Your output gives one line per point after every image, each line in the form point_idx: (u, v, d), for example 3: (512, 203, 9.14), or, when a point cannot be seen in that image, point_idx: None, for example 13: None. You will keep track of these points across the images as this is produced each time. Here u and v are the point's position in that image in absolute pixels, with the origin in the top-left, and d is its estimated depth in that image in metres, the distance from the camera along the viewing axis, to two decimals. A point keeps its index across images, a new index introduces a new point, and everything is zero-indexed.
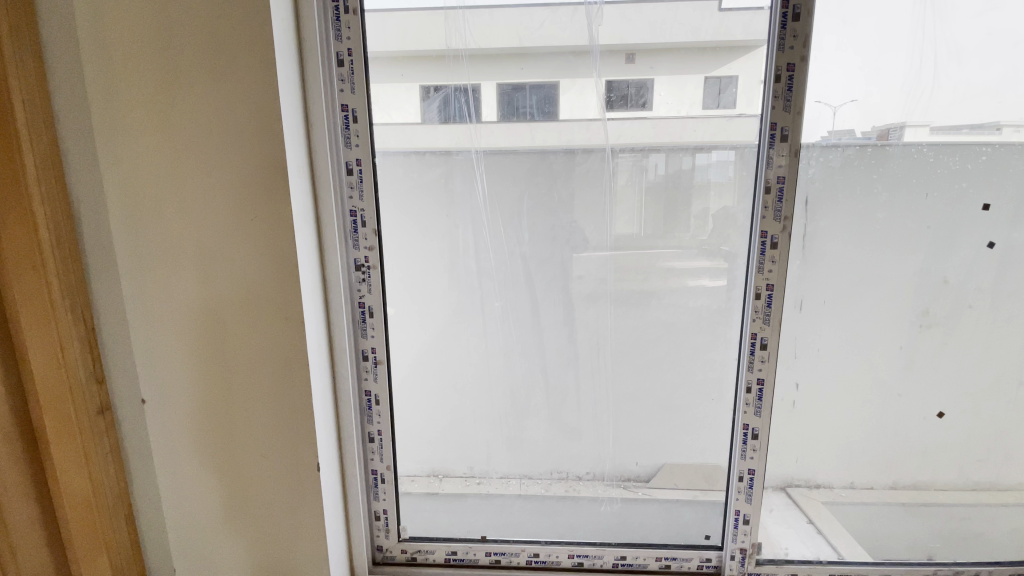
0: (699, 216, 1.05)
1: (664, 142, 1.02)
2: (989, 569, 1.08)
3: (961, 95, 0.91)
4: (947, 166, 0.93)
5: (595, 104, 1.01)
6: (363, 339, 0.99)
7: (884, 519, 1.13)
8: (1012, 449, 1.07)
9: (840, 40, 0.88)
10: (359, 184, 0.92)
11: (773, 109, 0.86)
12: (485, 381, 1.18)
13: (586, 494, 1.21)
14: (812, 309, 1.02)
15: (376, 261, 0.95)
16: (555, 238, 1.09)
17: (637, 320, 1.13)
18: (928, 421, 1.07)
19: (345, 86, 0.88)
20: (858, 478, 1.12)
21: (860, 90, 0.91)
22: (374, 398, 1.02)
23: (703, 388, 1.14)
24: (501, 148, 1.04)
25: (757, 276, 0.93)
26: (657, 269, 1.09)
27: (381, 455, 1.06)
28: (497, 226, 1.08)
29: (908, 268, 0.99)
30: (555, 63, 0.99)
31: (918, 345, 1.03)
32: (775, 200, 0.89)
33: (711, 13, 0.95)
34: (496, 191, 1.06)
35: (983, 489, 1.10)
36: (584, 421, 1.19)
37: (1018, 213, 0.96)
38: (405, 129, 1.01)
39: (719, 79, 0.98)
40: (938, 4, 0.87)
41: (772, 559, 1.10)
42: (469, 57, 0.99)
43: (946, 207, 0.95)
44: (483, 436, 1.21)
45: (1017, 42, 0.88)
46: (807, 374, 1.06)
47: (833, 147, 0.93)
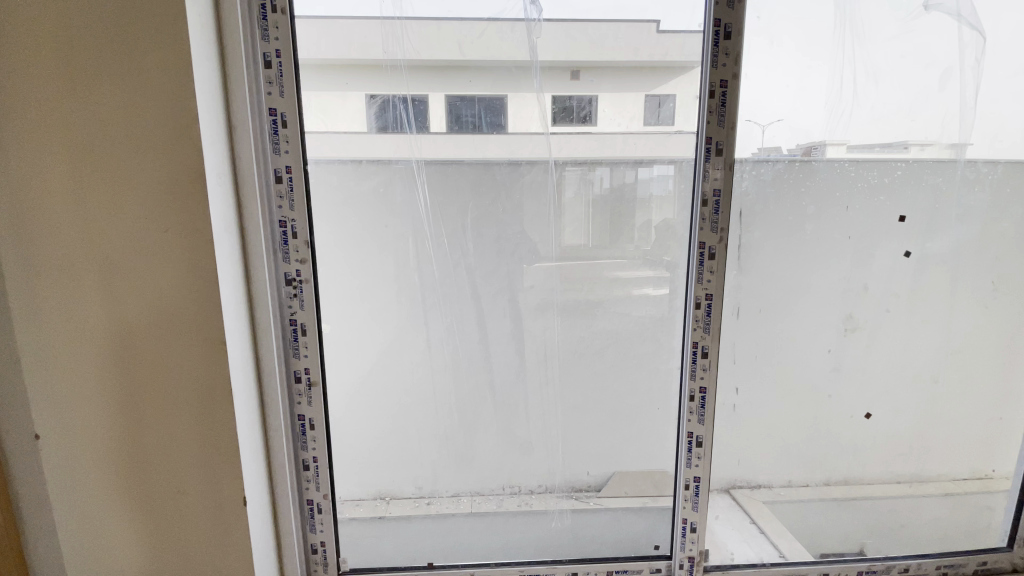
0: (642, 228, 1.06)
1: (607, 156, 1.03)
2: (918, 561, 1.08)
3: (878, 114, 0.97)
4: (866, 180, 0.99)
5: (539, 117, 1.00)
6: (296, 359, 0.92)
7: (821, 516, 1.18)
8: (930, 443, 1.15)
9: (768, 60, 0.92)
10: (289, 193, 0.85)
11: (708, 124, 0.87)
12: (431, 397, 1.14)
13: (537, 508, 1.18)
14: (748, 317, 1.06)
15: (309, 275, 0.89)
16: (501, 251, 1.07)
17: (585, 330, 1.14)
18: (855, 420, 1.12)
19: (273, 89, 0.82)
20: (794, 477, 1.16)
21: (786, 109, 0.95)
22: (308, 422, 0.95)
23: (649, 397, 1.15)
24: (443, 158, 1.01)
25: (697, 286, 0.94)
26: (604, 279, 1.10)
27: (317, 483, 0.98)
28: (441, 238, 1.05)
29: (833, 276, 1.05)
30: (498, 77, 0.98)
31: (846, 348, 1.09)
32: (711, 212, 0.91)
33: (649, 35, 0.97)
34: (439, 201, 1.03)
35: (908, 482, 1.17)
36: (534, 434, 1.18)
37: (930, 223, 1.02)
38: (342, 137, 0.96)
39: (659, 96, 0.99)
40: (856, 29, 0.94)
41: (719, 564, 1.07)
42: (410, 66, 0.95)
43: (866, 218, 1.01)
44: (431, 454, 1.17)
45: (924, 66, 0.96)
46: (746, 379, 1.09)
47: (764, 161, 0.97)
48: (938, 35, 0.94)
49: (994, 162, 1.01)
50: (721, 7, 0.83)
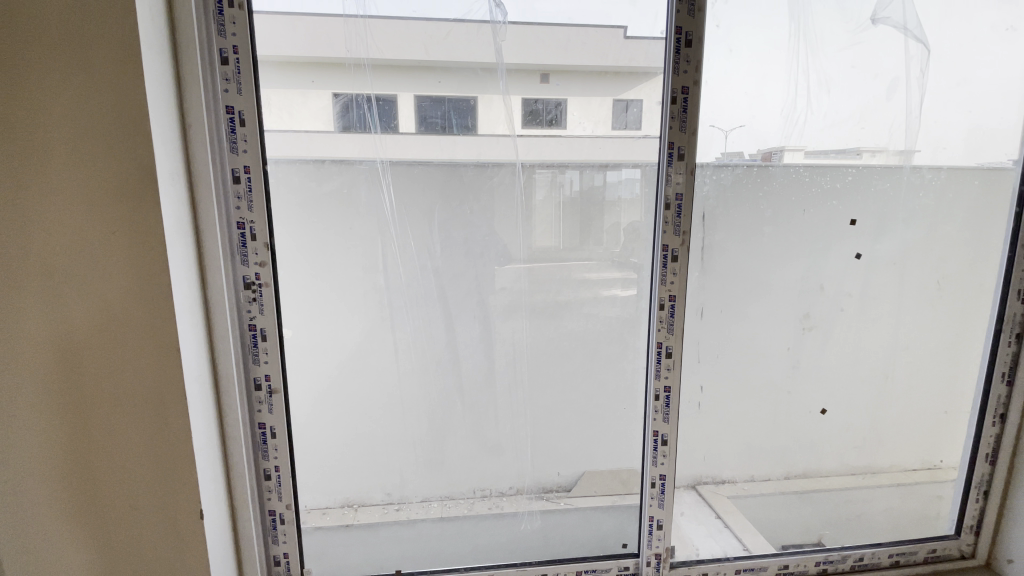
0: (611, 230, 1.07)
1: (575, 159, 1.04)
2: (872, 551, 1.12)
3: (831, 122, 1.01)
4: (820, 185, 1.03)
5: (506, 119, 1.00)
6: (255, 366, 0.88)
7: (781, 508, 1.23)
8: (882, 436, 1.20)
9: (727, 67, 0.95)
10: (248, 193, 0.82)
11: (670, 129, 0.89)
12: (399, 402, 1.12)
13: (508, 511, 1.18)
14: (710, 317, 1.09)
15: (269, 278, 0.86)
16: (470, 253, 1.07)
17: (554, 332, 1.15)
18: (812, 415, 1.17)
19: (230, 87, 0.79)
20: (757, 471, 1.20)
21: (746, 115, 0.98)
22: (270, 430, 0.91)
23: (616, 398, 1.15)
24: (409, 159, 1.00)
25: (661, 287, 0.95)
26: (572, 281, 1.11)
27: (279, 493, 0.95)
28: (408, 240, 1.04)
29: (790, 278, 1.09)
30: (466, 79, 0.98)
31: (803, 346, 1.13)
32: (674, 215, 0.92)
33: (617, 40, 0.97)
34: (405, 203, 1.02)
35: (862, 474, 1.22)
36: (504, 437, 1.18)
37: (879, 226, 1.07)
38: (306, 136, 0.94)
39: (626, 101, 0.99)
40: (809, 40, 0.97)
41: (685, 560, 1.10)
42: (374, 65, 0.94)
43: (821, 222, 1.05)
44: (399, 460, 1.15)
45: (873, 76, 1.00)
46: (710, 378, 1.12)
47: (725, 166, 0.99)
48: (886, 47, 0.99)
49: (937, 168, 1.05)
50: (682, 15, 0.85)
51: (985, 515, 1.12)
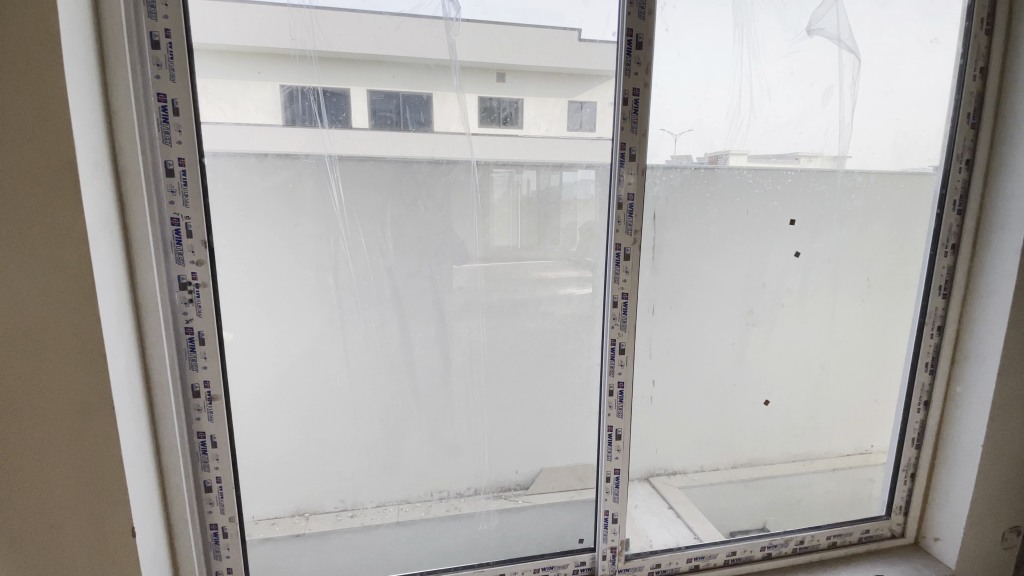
0: (567, 229, 1.08)
1: (532, 159, 1.04)
2: (811, 534, 1.17)
3: (772, 127, 1.06)
4: (763, 187, 1.08)
5: (460, 116, 0.99)
6: (193, 371, 0.83)
7: (728, 496, 1.28)
8: (820, 425, 1.27)
9: (676, 71, 0.98)
10: (183, 187, 0.77)
11: (621, 129, 0.90)
12: (352, 406, 1.09)
13: (466, 512, 1.17)
14: (661, 314, 1.12)
15: (207, 278, 0.80)
16: (424, 252, 1.05)
17: (510, 330, 1.14)
18: (756, 407, 1.22)
19: (162, 72, 0.74)
20: (706, 462, 1.24)
21: (694, 119, 1.01)
22: (210, 440, 0.86)
23: (572, 395, 1.17)
24: (360, 155, 0.97)
25: (614, 286, 0.96)
26: (529, 279, 1.11)
27: (222, 505, 0.89)
28: (359, 239, 1.01)
29: (736, 275, 1.13)
30: (419, 76, 0.96)
31: (747, 341, 1.18)
32: (626, 215, 0.94)
33: (572, 42, 0.97)
34: (355, 200, 0.99)
35: (803, 460, 1.28)
36: (462, 437, 1.17)
37: (816, 226, 1.13)
38: (249, 129, 0.89)
39: (580, 103, 1.00)
40: (752, 48, 1.02)
41: (639, 552, 1.12)
42: (321, 58, 0.90)
43: (763, 222, 1.10)
44: (352, 465, 1.11)
45: (809, 85, 1.06)
46: (661, 372, 1.15)
47: (674, 168, 1.02)
48: (822, 56, 1.05)
49: (867, 173, 1.12)
50: (633, 17, 0.86)
51: (912, 495, 1.21)
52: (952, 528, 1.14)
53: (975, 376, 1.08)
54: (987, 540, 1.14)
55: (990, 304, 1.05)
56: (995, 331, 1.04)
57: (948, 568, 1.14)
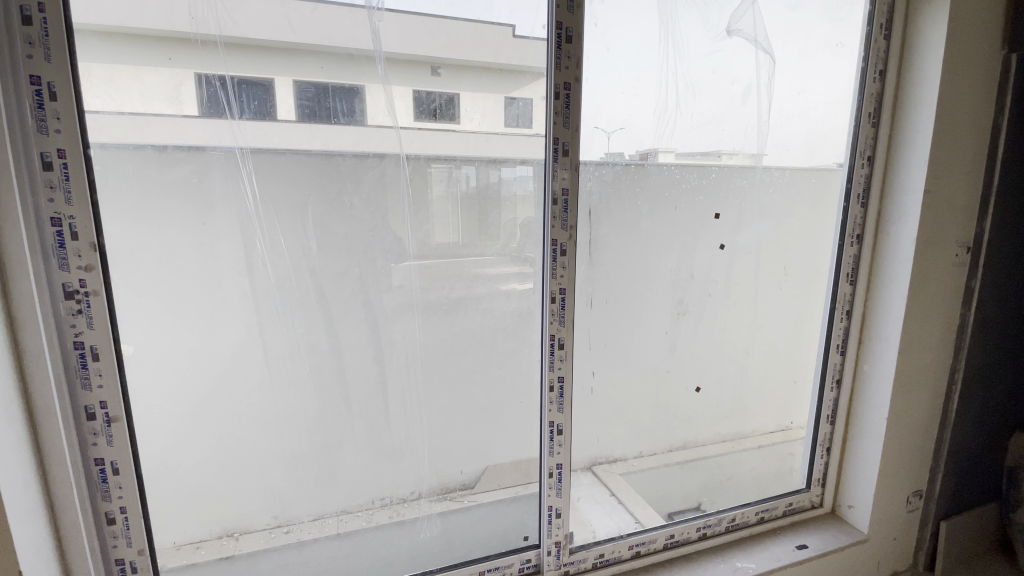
0: (508, 226, 1.06)
1: (474, 155, 1.01)
2: (742, 511, 1.23)
3: (697, 124, 1.09)
4: (690, 182, 1.12)
5: (388, 108, 0.94)
6: (86, 391, 0.74)
7: (665, 479, 1.33)
8: (746, 406, 1.35)
9: (606, 66, 0.98)
10: (64, 182, 0.68)
11: (554, 125, 0.89)
12: (281, 416, 1.03)
13: (409, 518, 1.13)
14: (599, 308, 1.14)
15: (98, 285, 0.71)
16: (352, 251, 1.00)
17: (448, 330, 1.11)
18: (688, 393, 1.27)
19: (34, 51, 0.64)
20: (645, 448, 1.29)
21: (626, 116, 1.03)
22: (110, 466, 0.77)
23: (513, 392, 1.15)
24: (273, 146, 0.90)
25: (552, 282, 0.95)
26: (465, 277, 1.09)
27: (128, 537, 0.81)
28: (278, 239, 0.95)
29: (667, 268, 1.17)
30: (341, 64, 0.90)
31: (679, 330, 1.23)
32: (561, 210, 0.93)
33: (506, 38, 0.94)
34: (271, 195, 0.92)
35: (732, 440, 1.35)
36: (403, 441, 1.13)
37: (739, 220, 1.18)
38: (146, 119, 0.82)
39: (520, 101, 0.97)
40: (677, 46, 1.04)
41: (583, 544, 1.10)
42: (227, 43, 0.83)
43: (691, 215, 1.14)
44: (285, 478, 1.06)
45: (730, 83, 1.10)
46: (600, 363, 1.18)
47: (606, 164, 1.03)
48: (741, 55, 1.10)
49: (783, 168, 1.19)
50: (562, 10, 0.85)
51: (828, 468, 1.31)
52: (863, 496, 1.24)
53: (879, 355, 1.18)
54: (893, 504, 1.25)
55: (892, 288, 1.14)
56: (897, 313, 1.14)
57: (861, 533, 1.24)
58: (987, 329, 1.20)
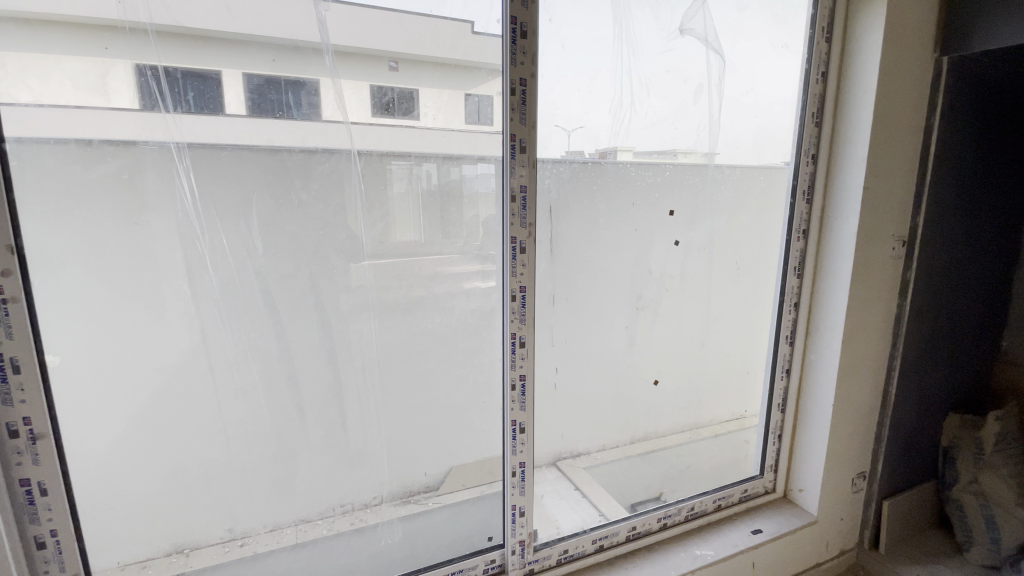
0: (471, 224, 1.04)
1: (435, 152, 0.98)
2: (700, 499, 1.27)
3: (652, 122, 1.11)
4: (645, 180, 1.13)
5: (337, 103, 0.90)
6: (7, 408, 0.68)
7: (627, 471, 1.36)
8: (703, 397, 1.39)
9: (561, 63, 0.98)
10: None
11: (511, 121, 0.88)
12: (231, 426, 0.99)
13: (369, 524, 1.09)
14: (560, 305, 1.15)
15: (17, 292, 0.65)
16: (300, 251, 0.96)
17: (407, 331, 1.08)
18: (647, 386, 1.30)
19: None
20: (607, 441, 1.31)
21: (583, 113, 1.03)
22: (38, 487, 0.71)
23: (474, 393, 1.15)
24: (213, 142, 0.85)
25: (512, 280, 0.94)
26: (423, 276, 1.06)
27: (60, 561, 0.75)
28: (219, 238, 0.90)
29: (626, 264, 1.19)
30: (287, 56, 0.86)
31: (638, 325, 1.25)
32: (520, 208, 0.92)
33: (465, 34, 0.92)
34: (212, 193, 0.87)
35: (691, 429, 1.39)
36: (363, 446, 1.10)
37: (692, 216, 1.21)
38: (68, 112, 0.77)
39: (478, 96, 0.95)
40: (630, 45, 1.05)
41: (547, 542, 1.10)
42: (159, 32, 0.79)
43: (647, 213, 1.16)
44: (238, 488, 1.02)
45: (682, 82, 1.13)
46: (563, 359, 1.19)
47: (563, 161, 1.03)
48: (692, 54, 1.12)
49: (733, 166, 1.23)
50: (515, 4, 0.84)
51: (780, 454, 1.36)
52: (812, 480, 1.30)
53: (824, 344, 1.24)
54: (840, 486, 1.32)
55: (837, 281, 1.19)
56: (840, 304, 1.19)
57: (810, 515, 1.30)
58: (922, 318, 1.28)
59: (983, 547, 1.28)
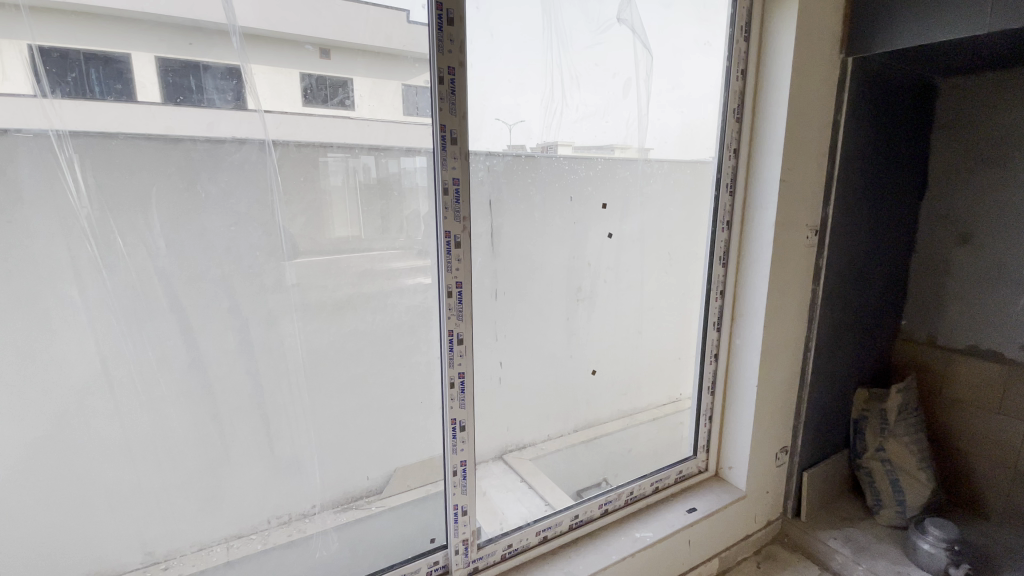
0: (412, 218, 1.00)
1: (363, 142, 0.94)
2: (639, 483, 1.31)
3: (583, 115, 1.12)
4: (578, 173, 1.14)
5: (248, 90, 0.83)
6: None
7: (571, 460, 1.39)
8: (640, 384, 1.43)
9: (491, 54, 0.96)
10: None
11: (440, 110, 0.85)
12: (142, 443, 0.90)
13: (304, 536, 1.04)
14: (502, 299, 1.14)
15: None
16: (210, 250, 0.89)
17: (335, 333, 1.03)
18: (585, 376, 1.32)
19: None
20: (550, 431, 1.33)
21: (516, 105, 1.02)
22: None
23: (411, 392, 1.12)
24: (100, 130, 0.77)
25: (447, 275, 0.92)
26: (354, 274, 1.02)
27: None
28: (113, 238, 0.82)
29: (563, 256, 1.20)
30: (185, 36, 0.79)
31: (578, 316, 1.27)
32: (453, 201, 0.89)
33: (400, 24, 0.87)
34: (102, 186, 0.79)
35: (630, 414, 1.43)
36: (299, 452, 1.04)
37: (624, 209, 1.23)
38: None
39: (416, 87, 0.90)
40: (560, 38, 1.05)
41: (491, 538, 1.07)
42: (34, 7, 0.69)
43: (583, 206, 1.17)
44: (156, 510, 0.94)
45: (612, 75, 1.14)
46: (507, 353, 1.18)
47: (494, 154, 1.01)
48: (620, 49, 1.13)
49: (663, 160, 1.25)
50: None
51: (711, 435, 1.42)
52: (741, 458, 1.38)
53: (748, 329, 1.31)
54: (765, 462, 1.40)
55: (758, 269, 1.26)
56: (760, 291, 1.26)
57: (739, 490, 1.38)
58: (833, 301, 1.38)
59: (890, 510, 1.41)
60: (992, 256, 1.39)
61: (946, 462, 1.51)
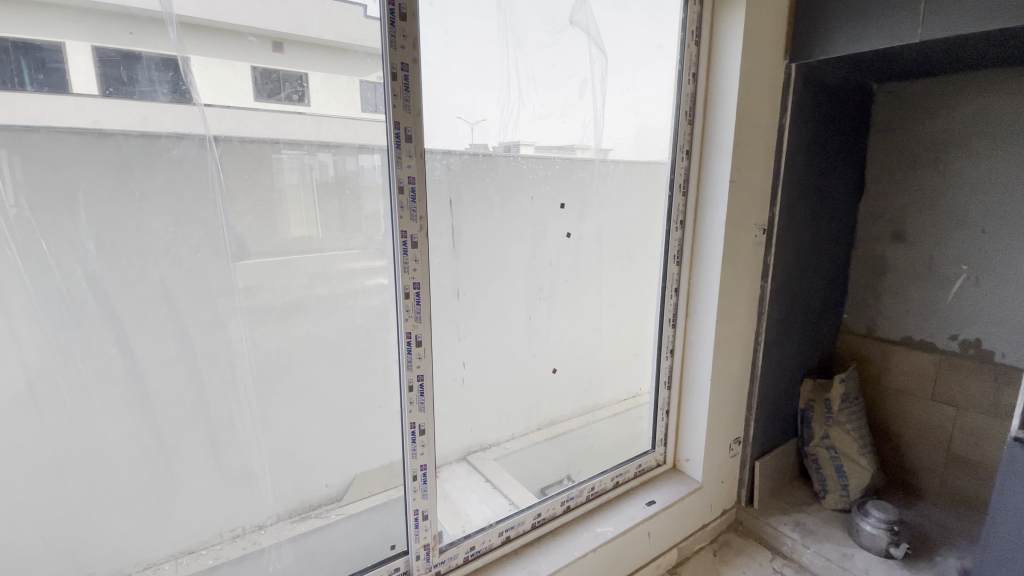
0: (371, 216, 0.98)
1: (312, 139, 0.91)
2: (600, 478, 1.34)
3: (540, 115, 1.12)
4: (535, 172, 1.14)
5: (189, 83, 0.79)
6: None
7: (535, 458, 1.38)
8: (602, 381, 1.43)
9: (445, 51, 0.95)
10: None
11: (393, 107, 0.83)
12: (74, 460, 0.85)
13: (260, 547, 1.01)
14: (463, 300, 1.13)
15: None
16: (146, 252, 0.84)
17: (284, 338, 0.99)
18: (546, 375, 1.32)
19: None
20: (515, 429, 1.32)
21: (473, 103, 1.01)
22: None
23: (369, 396, 1.09)
24: (17, 122, 0.71)
25: (404, 276, 0.90)
26: (306, 276, 0.98)
27: None
28: (36, 241, 0.75)
29: (524, 255, 1.19)
30: (117, 24, 0.74)
31: (539, 315, 1.27)
32: (409, 200, 0.88)
33: (355, 17, 0.85)
34: (21, 182, 0.73)
35: (591, 409, 1.43)
36: (251, 463, 1.00)
37: (582, 208, 1.24)
38: None
39: (373, 83, 0.88)
40: (516, 37, 1.05)
41: (453, 541, 1.07)
42: None
43: (542, 205, 1.17)
44: (94, 530, 0.89)
45: (568, 75, 1.14)
46: (469, 353, 1.17)
47: (451, 153, 1.00)
48: (576, 49, 1.14)
49: (618, 161, 1.26)
50: None
51: (668, 430, 1.47)
52: (695, 450, 1.42)
53: (701, 324, 1.35)
54: (720, 453, 1.45)
55: (710, 267, 1.31)
56: (713, 288, 1.31)
57: (695, 482, 1.43)
58: (781, 297, 1.44)
59: (836, 494, 1.48)
60: (924, 252, 1.48)
61: (884, 446, 1.61)
